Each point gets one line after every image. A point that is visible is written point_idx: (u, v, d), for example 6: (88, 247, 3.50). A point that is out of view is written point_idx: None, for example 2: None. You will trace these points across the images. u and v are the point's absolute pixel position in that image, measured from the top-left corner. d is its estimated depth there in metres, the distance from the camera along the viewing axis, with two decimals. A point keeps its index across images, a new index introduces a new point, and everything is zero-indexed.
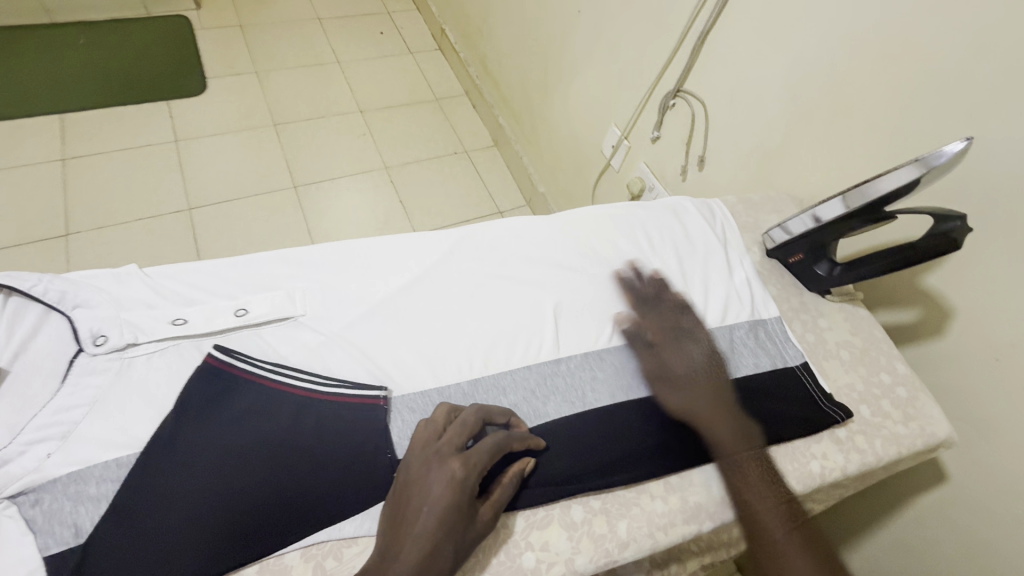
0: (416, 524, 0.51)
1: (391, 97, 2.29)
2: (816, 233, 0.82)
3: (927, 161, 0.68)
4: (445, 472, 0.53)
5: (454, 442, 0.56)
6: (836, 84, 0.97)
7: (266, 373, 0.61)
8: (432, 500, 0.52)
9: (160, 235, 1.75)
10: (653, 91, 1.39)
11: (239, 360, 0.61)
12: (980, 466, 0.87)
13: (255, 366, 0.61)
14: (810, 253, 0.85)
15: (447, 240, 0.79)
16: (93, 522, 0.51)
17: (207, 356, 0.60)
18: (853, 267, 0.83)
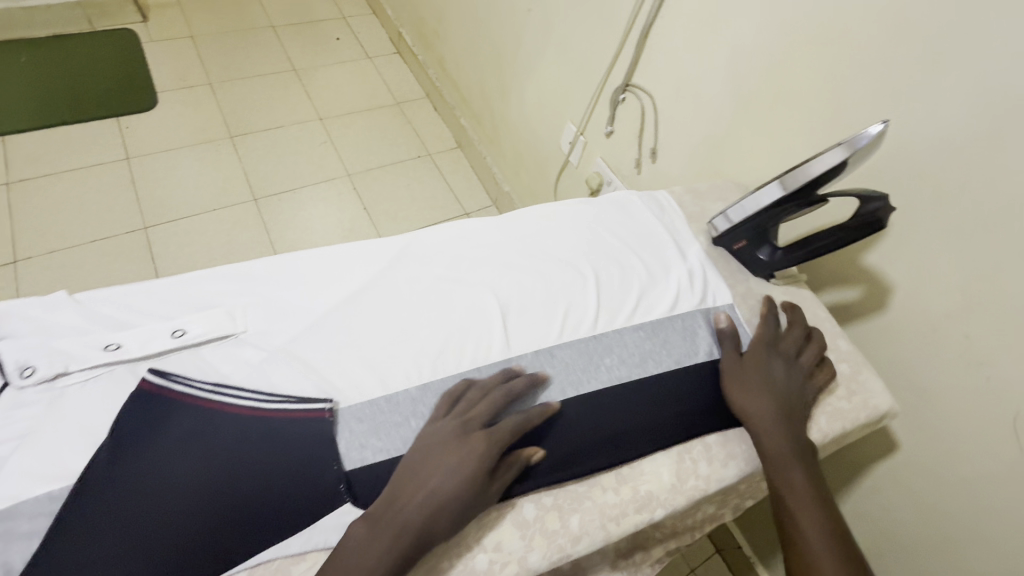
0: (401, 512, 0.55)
1: (351, 103, 2.26)
2: (759, 220, 0.83)
3: (851, 143, 0.71)
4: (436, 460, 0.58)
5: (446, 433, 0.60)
6: (773, 72, 1.00)
7: (205, 394, 0.60)
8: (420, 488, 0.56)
9: (116, 255, 1.70)
10: (603, 87, 1.40)
11: (176, 382, 0.60)
12: (924, 434, 0.91)
13: (193, 387, 0.60)
14: (754, 239, 0.86)
15: (392, 248, 0.78)
16: (25, 560, 0.50)
17: (141, 381, 0.59)
18: (792, 250, 0.85)
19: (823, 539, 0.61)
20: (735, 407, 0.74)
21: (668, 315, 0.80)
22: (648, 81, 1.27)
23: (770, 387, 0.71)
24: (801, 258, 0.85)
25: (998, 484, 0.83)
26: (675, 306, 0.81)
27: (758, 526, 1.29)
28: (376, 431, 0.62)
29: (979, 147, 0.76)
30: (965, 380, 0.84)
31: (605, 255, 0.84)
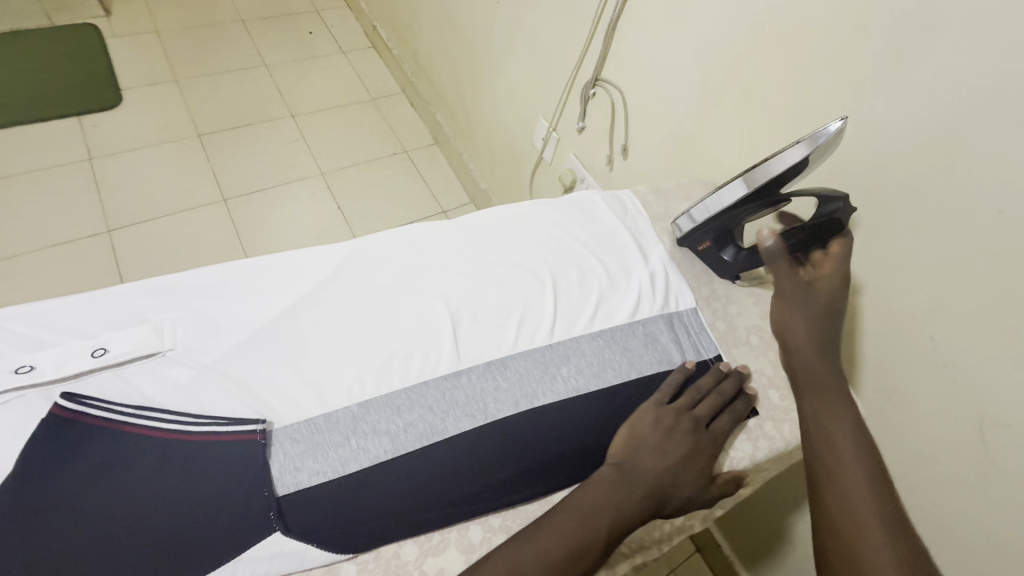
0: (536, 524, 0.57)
1: (324, 100, 2.20)
2: (724, 221, 0.80)
3: (812, 139, 0.69)
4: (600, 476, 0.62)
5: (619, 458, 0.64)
6: (739, 65, 0.97)
7: (126, 418, 0.56)
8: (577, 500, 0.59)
9: (78, 260, 1.64)
10: (573, 81, 1.37)
11: (92, 406, 0.56)
12: (893, 436, 0.89)
13: (112, 411, 0.56)
14: (719, 241, 0.83)
15: (339, 255, 0.75)
16: None
17: (53, 406, 0.55)
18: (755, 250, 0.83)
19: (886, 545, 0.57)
20: None
21: (628, 320, 0.77)
22: (617, 75, 1.23)
23: (812, 308, 0.79)
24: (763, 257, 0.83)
25: (965, 487, 0.81)
26: (636, 311, 0.78)
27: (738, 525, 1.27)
28: (312, 453, 0.59)
29: (944, 143, 0.74)
30: (933, 382, 0.82)
31: (564, 259, 0.81)
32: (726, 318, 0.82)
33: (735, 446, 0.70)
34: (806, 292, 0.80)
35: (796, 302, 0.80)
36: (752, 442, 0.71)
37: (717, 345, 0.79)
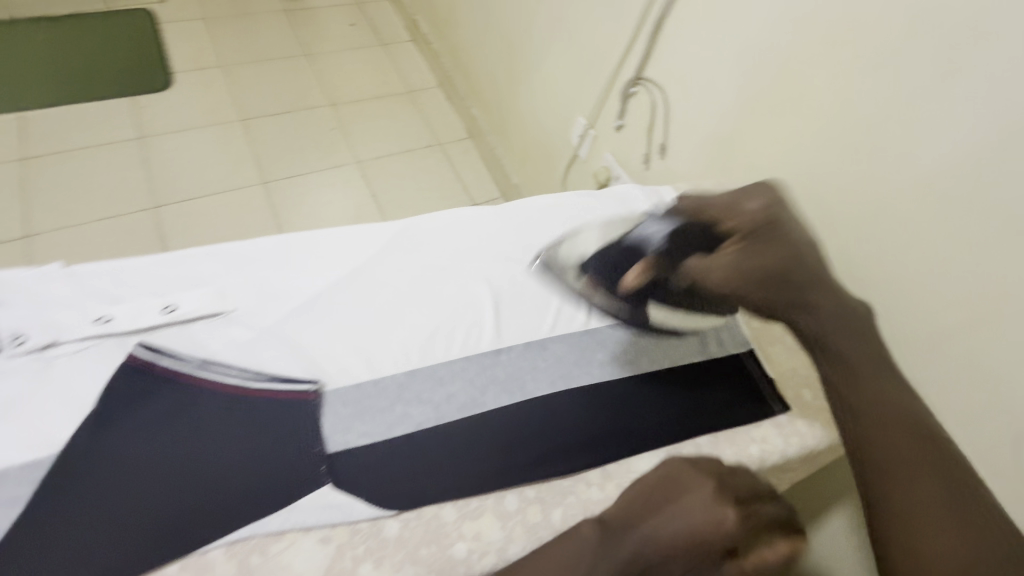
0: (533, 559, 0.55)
1: (363, 90, 2.26)
2: (608, 246, 0.75)
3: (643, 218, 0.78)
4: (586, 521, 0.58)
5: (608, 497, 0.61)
6: (784, 70, 0.97)
7: (193, 370, 0.60)
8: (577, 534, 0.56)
9: (127, 233, 1.72)
10: (614, 80, 1.38)
11: (165, 356, 0.60)
12: None
13: (181, 362, 0.60)
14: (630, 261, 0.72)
15: (389, 232, 0.78)
16: (6, 527, 0.50)
17: (129, 355, 0.59)
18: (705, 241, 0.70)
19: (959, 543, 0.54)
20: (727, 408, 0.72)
21: None
22: (659, 75, 1.24)
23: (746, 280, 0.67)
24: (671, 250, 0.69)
25: (999, 501, 0.80)
26: None
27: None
28: (360, 416, 0.62)
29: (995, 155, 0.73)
30: (971, 396, 0.81)
31: None
32: (762, 316, 0.83)
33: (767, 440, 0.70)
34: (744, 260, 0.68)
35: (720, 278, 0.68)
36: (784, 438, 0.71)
37: (750, 341, 0.80)
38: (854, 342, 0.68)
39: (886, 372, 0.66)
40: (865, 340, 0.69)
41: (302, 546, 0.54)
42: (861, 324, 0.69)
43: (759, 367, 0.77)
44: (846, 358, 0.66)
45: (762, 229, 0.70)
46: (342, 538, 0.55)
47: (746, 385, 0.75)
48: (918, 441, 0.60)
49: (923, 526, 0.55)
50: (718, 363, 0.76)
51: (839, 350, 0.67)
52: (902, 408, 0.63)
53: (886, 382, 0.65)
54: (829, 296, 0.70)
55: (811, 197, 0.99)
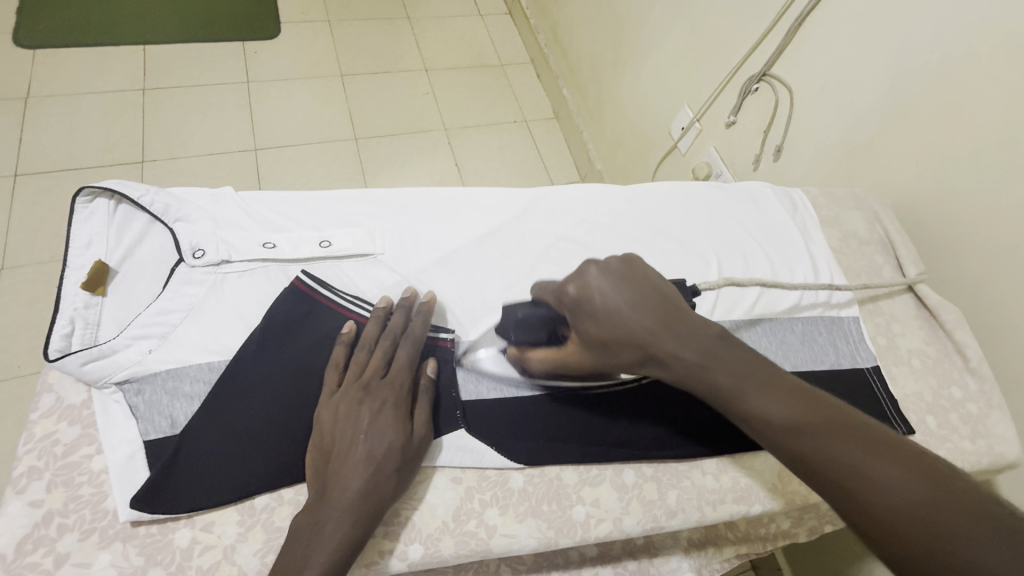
0: (335, 435, 0.54)
1: (458, 59, 2.14)
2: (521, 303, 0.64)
3: None
4: (353, 391, 0.56)
5: (359, 363, 0.59)
6: (944, 82, 0.87)
7: (348, 304, 0.64)
8: (372, 409, 0.55)
9: (226, 171, 1.68)
10: (734, 74, 1.28)
11: (324, 288, 0.64)
12: None
13: (337, 296, 0.64)
14: (540, 336, 0.62)
15: (522, 199, 0.79)
16: (186, 417, 0.55)
17: (295, 280, 0.64)
18: (550, 313, 0.61)
19: (903, 502, 0.43)
20: None
21: (785, 316, 0.77)
22: (790, 73, 1.13)
23: (701, 333, 0.55)
24: (543, 316, 0.61)
25: None
26: (795, 309, 0.78)
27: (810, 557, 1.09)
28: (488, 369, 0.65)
29: None
30: None
31: (730, 244, 0.82)
32: (888, 335, 0.80)
33: None
34: (675, 310, 0.56)
35: (689, 332, 0.55)
36: None
37: (876, 358, 0.77)
38: (687, 356, 0.53)
39: (717, 374, 0.52)
40: (700, 353, 0.53)
41: (435, 482, 0.58)
42: (696, 337, 0.54)
43: (883, 386, 0.74)
44: (712, 383, 0.52)
45: (611, 277, 0.57)
46: (471, 481, 0.59)
47: (870, 401, 0.72)
48: (782, 433, 0.49)
49: (868, 485, 0.45)
50: (841, 374, 0.74)
51: (695, 366, 0.53)
52: (759, 398, 0.51)
53: (724, 393, 0.52)
54: (666, 337, 0.54)
55: (950, 223, 0.89)
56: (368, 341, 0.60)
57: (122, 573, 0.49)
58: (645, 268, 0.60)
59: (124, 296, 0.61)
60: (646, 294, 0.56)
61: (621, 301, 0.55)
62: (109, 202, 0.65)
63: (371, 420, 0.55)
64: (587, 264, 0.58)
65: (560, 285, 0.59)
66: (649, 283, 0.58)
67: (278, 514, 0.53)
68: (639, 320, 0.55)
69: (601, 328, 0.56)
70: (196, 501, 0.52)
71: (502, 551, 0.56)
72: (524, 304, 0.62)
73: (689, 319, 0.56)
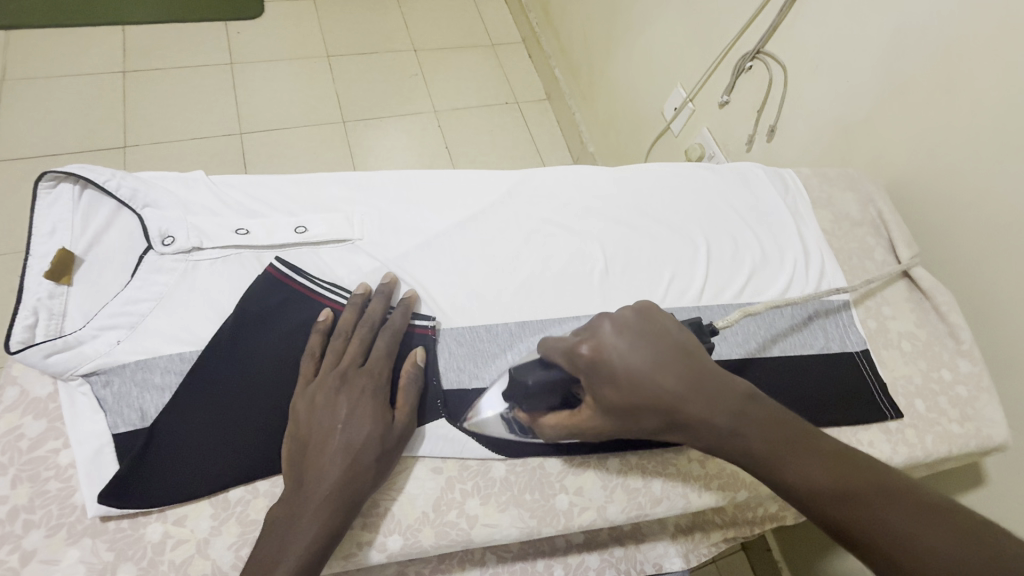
0: (313, 428, 0.53)
1: (448, 38, 2.07)
2: (528, 364, 0.56)
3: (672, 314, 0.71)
4: (331, 382, 0.55)
5: (337, 353, 0.57)
6: (941, 57, 0.84)
7: (324, 291, 0.62)
8: (351, 401, 0.54)
9: (210, 156, 1.63)
10: (727, 52, 1.24)
11: (299, 275, 0.62)
12: None
13: (313, 283, 0.62)
14: (551, 401, 0.55)
15: (506, 182, 0.77)
16: (156, 410, 0.53)
17: (269, 267, 0.62)
18: (565, 376, 0.54)
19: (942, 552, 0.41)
20: (834, 405, 0.69)
21: (774, 299, 0.76)
22: (785, 50, 1.09)
23: (726, 395, 0.49)
24: (557, 380, 0.54)
25: None
26: (786, 292, 0.77)
27: (800, 538, 1.08)
28: (472, 357, 0.63)
29: None
30: None
31: (719, 227, 0.80)
32: (879, 318, 0.79)
33: (873, 444, 0.68)
34: (699, 370, 0.50)
35: (711, 396, 0.49)
36: (891, 446, 0.68)
37: (866, 341, 0.76)
38: (719, 422, 0.49)
39: (751, 441, 0.48)
40: (733, 418, 0.48)
41: (414, 473, 0.57)
42: (723, 401, 0.49)
43: (872, 370, 0.73)
44: (750, 454, 0.48)
45: (628, 331, 0.52)
46: (452, 471, 0.58)
47: (859, 386, 0.71)
48: (822, 503, 0.46)
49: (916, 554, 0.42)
50: (831, 359, 0.73)
51: (729, 433, 0.48)
52: (796, 464, 0.47)
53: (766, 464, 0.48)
54: (693, 401, 0.49)
55: (945, 203, 0.87)
56: (345, 329, 0.59)
57: (92, 569, 0.48)
58: (662, 315, 0.54)
59: (90, 286, 0.59)
60: (665, 354, 0.50)
61: (638, 363, 0.50)
62: (73, 187, 0.62)
63: (351, 412, 0.53)
64: (601, 318, 0.53)
65: (571, 344, 0.53)
66: (668, 336, 0.52)
67: (252, 507, 0.52)
68: (659, 385, 0.49)
69: (619, 393, 0.50)
70: (167, 495, 0.51)
71: (483, 541, 0.55)
72: (536, 365, 0.55)
73: (714, 381, 0.50)
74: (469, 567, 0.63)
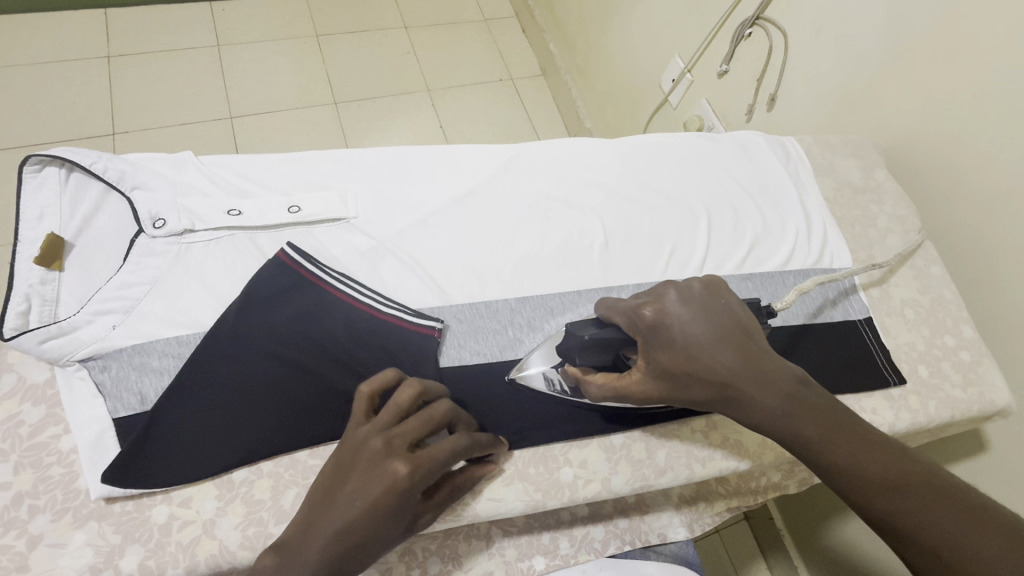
0: (345, 495, 0.45)
1: (439, 14, 2.01)
2: (584, 321, 0.57)
3: None
4: (385, 471, 0.44)
5: (410, 436, 0.46)
6: (946, 17, 0.82)
7: (332, 280, 0.59)
8: (393, 504, 0.44)
9: (202, 141, 1.60)
10: (726, 19, 1.21)
11: (310, 262, 0.60)
12: None
13: (323, 271, 0.60)
14: (604, 358, 0.56)
15: (502, 156, 0.76)
16: (156, 393, 0.53)
17: (280, 252, 0.60)
18: (619, 337, 0.55)
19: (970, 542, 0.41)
20: (838, 373, 0.69)
21: (776, 270, 0.75)
22: (786, 15, 1.06)
23: (778, 381, 0.48)
24: (611, 339, 0.55)
25: None
26: (787, 262, 0.76)
27: (802, 504, 1.10)
28: (474, 334, 0.62)
29: None
30: None
31: (720, 198, 0.78)
32: (882, 286, 0.78)
33: (876, 411, 0.68)
34: (757, 353, 0.49)
35: (767, 380, 0.48)
36: (894, 411, 0.68)
37: (869, 309, 0.76)
38: (772, 403, 0.47)
39: (806, 424, 0.47)
40: (785, 400, 0.47)
41: None
42: (778, 383, 0.48)
43: (875, 337, 0.73)
44: (797, 433, 0.47)
45: (695, 309, 0.50)
46: None
47: (862, 353, 0.71)
48: (875, 495, 0.44)
49: (970, 560, 0.41)
50: (834, 328, 0.73)
51: (781, 414, 0.47)
52: (852, 455, 0.45)
53: (807, 441, 0.46)
54: (750, 380, 0.48)
55: (948, 169, 0.85)
56: (432, 420, 0.48)
57: (99, 551, 0.48)
58: (728, 294, 0.52)
59: (82, 271, 0.58)
60: (729, 332, 0.50)
61: (701, 339, 0.49)
62: (59, 170, 0.61)
63: (383, 513, 0.44)
64: (666, 286, 0.52)
65: (634, 305, 0.52)
66: (731, 315, 0.51)
67: (257, 487, 0.52)
68: (718, 361, 0.49)
69: (675, 361, 0.50)
70: (171, 478, 0.51)
71: (489, 515, 0.56)
72: (591, 324, 0.56)
73: (772, 364, 0.49)
74: (476, 542, 0.64)
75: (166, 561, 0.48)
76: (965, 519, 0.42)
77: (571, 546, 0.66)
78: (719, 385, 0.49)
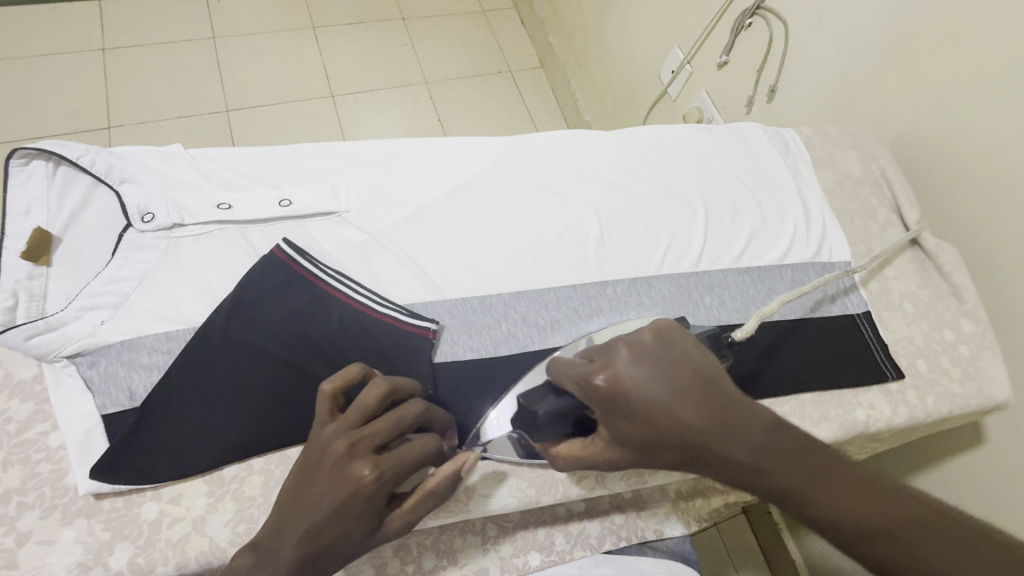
0: (312, 497, 0.45)
1: (437, 6, 1.98)
2: (536, 390, 0.55)
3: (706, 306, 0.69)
4: (351, 473, 0.44)
5: (377, 437, 0.46)
6: (949, 5, 0.80)
7: (328, 277, 0.59)
8: (358, 508, 0.45)
9: (197, 135, 1.59)
10: (726, 9, 1.19)
11: (304, 258, 0.59)
12: None
13: (317, 268, 0.59)
14: (563, 428, 0.54)
15: (497, 149, 0.75)
16: (145, 389, 0.53)
17: (275, 248, 0.59)
18: (575, 404, 0.53)
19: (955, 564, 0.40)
20: (836, 369, 0.69)
21: (774, 264, 0.74)
22: (786, 4, 1.05)
23: (747, 431, 0.46)
24: (568, 408, 0.53)
25: None
26: (786, 256, 0.75)
27: None
28: (468, 330, 0.61)
29: None
30: None
31: (718, 190, 0.77)
32: (881, 280, 0.77)
33: (874, 406, 0.67)
34: (721, 400, 0.47)
35: (735, 431, 0.46)
36: (892, 406, 0.68)
37: (868, 303, 0.75)
38: (743, 460, 0.45)
39: (780, 475, 0.44)
40: (755, 455, 0.45)
41: None
42: (745, 434, 0.46)
43: (874, 332, 0.73)
44: (771, 485, 0.45)
45: (651, 367, 0.48)
46: None
47: (861, 347, 0.71)
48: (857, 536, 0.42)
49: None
50: (833, 323, 0.72)
51: (753, 471, 0.45)
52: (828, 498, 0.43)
53: (787, 497, 0.44)
54: (716, 438, 0.46)
55: (951, 160, 0.84)
56: (402, 419, 0.47)
57: (89, 548, 0.48)
58: (682, 338, 0.51)
59: (69, 266, 0.57)
60: (689, 385, 0.47)
61: (660, 399, 0.47)
62: (46, 164, 0.60)
63: (349, 516, 0.44)
64: (616, 344, 0.51)
65: (586, 372, 0.50)
66: (688, 363, 0.49)
67: (248, 484, 0.52)
68: (682, 421, 0.46)
69: (638, 429, 0.47)
70: (160, 475, 0.50)
71: (482, 511, 0.56)
72: (546, 391, 0.54)
73: (737, 417, 0.46)
74: (470, 538, 0.64)
75: (156, 558, 0.48)
76: (949, 552, 0.41)
77: (566, 542, 0.65)
78: (687, 447, 0.46)
